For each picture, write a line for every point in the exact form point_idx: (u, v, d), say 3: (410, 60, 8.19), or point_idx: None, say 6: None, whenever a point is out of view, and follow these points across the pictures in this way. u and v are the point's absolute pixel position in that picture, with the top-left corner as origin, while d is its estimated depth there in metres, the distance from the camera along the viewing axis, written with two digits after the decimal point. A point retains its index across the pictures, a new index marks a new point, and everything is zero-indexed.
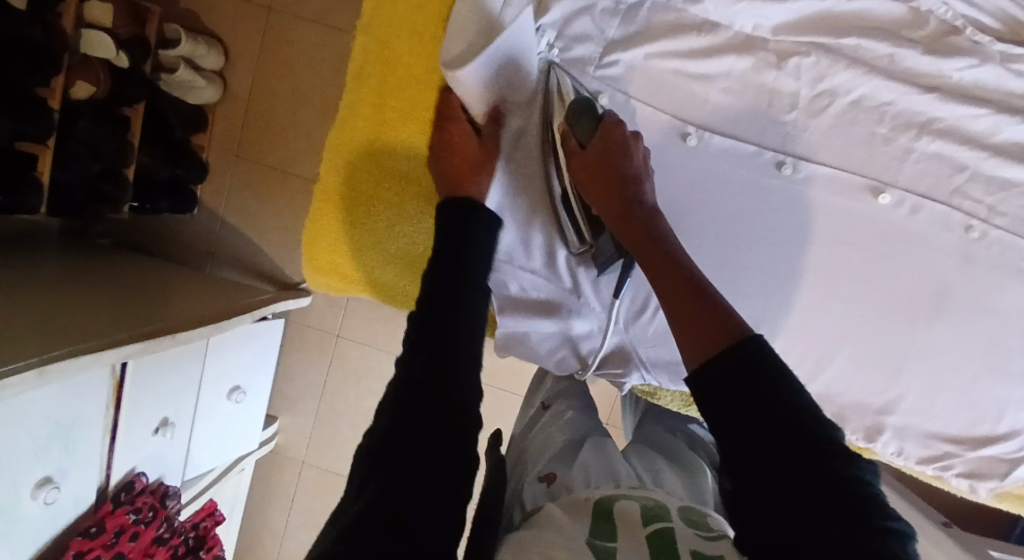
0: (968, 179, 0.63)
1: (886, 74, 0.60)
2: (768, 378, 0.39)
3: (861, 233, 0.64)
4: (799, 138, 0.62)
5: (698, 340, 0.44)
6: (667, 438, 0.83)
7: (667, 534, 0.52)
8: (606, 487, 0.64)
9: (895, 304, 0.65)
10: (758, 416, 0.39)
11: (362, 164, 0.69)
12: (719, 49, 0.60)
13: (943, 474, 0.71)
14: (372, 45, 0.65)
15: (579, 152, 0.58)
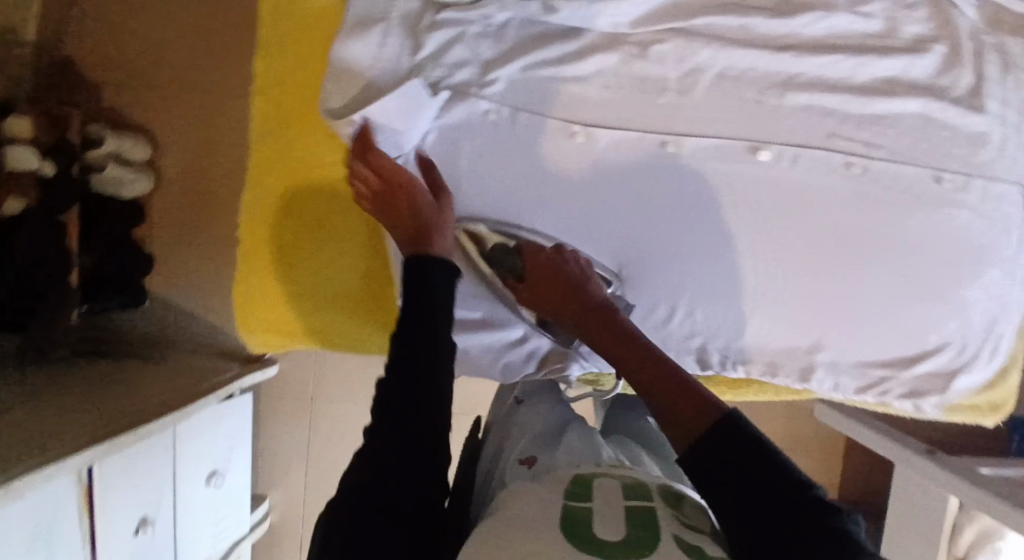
0: (840, 122, 0.67)
1: (742, 42, 0.65)
2: (756, 452, 0.45)
3: (754, 191, 0.69)
4: (677, 117, 0.67)
5: (675, 405, 0.52)
6: (636, 421, 0.83)
7: (649, 516, 0.52)
8: (583, 468, 0.65)
9: (799, 251, 0.70)
10: (752, 487, 0.44)
11: (275, 215, 0.72)
12: (587, 51, 0.66)
13: (885, 398, 0.76)
14: (265, 105, 0.70)
15: (520, 286, 0.71)
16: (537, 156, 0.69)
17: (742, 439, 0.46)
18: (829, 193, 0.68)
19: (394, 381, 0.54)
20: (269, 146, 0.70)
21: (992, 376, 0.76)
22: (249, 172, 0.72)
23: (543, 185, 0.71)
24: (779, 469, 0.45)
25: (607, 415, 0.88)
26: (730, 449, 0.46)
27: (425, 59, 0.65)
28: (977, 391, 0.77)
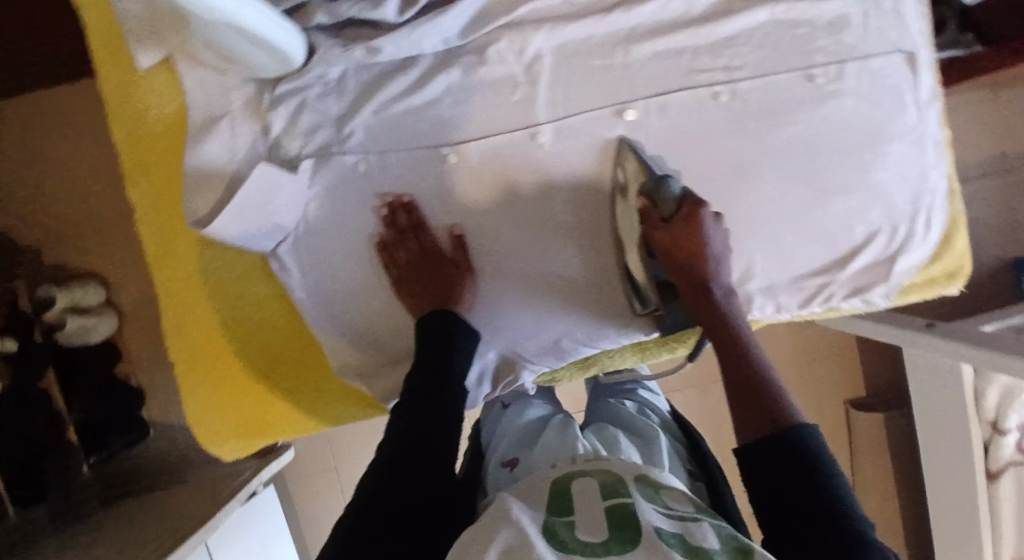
0: (694, 57, 0.67)
1: (570, 14, 0.65)
2: (809, 467, 0.50)
3: (631, 151, 0.68)
4: (536, 106, 0.67)
5: (746, 398, 0.57)
6: (616, 406, 0.86)
7: (628, 510, 0.54)
8: (562, 466, 0.66)
9: (698, 194, 0.69)
10: (797, 493, 0.49)
11: (195, 328, 0.71)
12: (429, 74, 0.65)
13: (831, 303, 0.76)
14: (153, 229, 0.70)
15: (661, 223, 0.62)
16: (416, 188, 0.68)
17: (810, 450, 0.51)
18: (709, 128, 0.68)
19: (408, 412, 0.60)
20: (170, 267, 0.70)
21: (940, 246, 0.74)
22: (161, 297, 0.71)
23: (433, 215, 0.69)
24: (832, 493, 0.49)
25: (590, 407, 0.90)
26: (791, 455, 0.51)
27: (282, 135, 0.65)
28: (929, 264, 0.74)
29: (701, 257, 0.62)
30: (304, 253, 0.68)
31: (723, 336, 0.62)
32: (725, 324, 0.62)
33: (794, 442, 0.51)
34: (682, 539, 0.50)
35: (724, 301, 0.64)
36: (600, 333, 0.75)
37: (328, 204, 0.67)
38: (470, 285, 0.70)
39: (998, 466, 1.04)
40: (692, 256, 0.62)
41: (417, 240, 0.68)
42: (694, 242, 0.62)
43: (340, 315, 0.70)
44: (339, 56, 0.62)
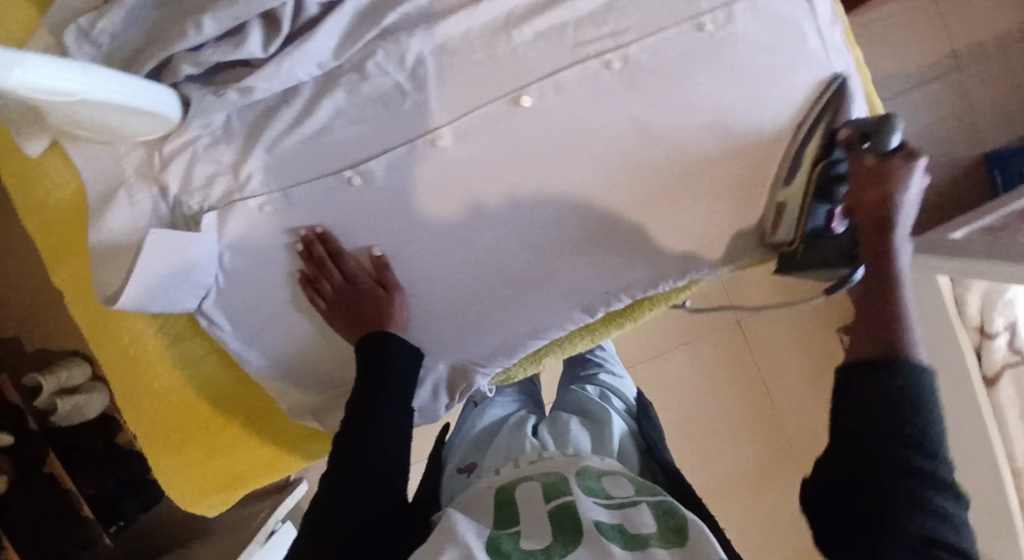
0: (577, 29, 0.65)
1: (444, 13, 0.64)
2: (900, 391, 0.50)
3: (535, 139, 0.67)
4: (430, 110, 0.66)
5: (868, 337, 0.55)
6: (580, 396, 1.00)
7: (570, 509, 0.63)
8: (510, 471, 0.76)
9: (618, 175, 0.69)
10: (879, 413, 0.50)
11: (146, 404, 0.70)
12: (313, 102, 0.64)
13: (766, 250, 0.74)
14: (83, 312, 0.69)
15: (868, 156, 0.58)
16: (329, 218, 0.67)
17: (909, 385, 0.50)
18: (608, 98, 0.66)
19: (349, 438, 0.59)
20: (108, 349, 0.69)
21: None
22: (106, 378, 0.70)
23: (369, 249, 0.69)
24: (914, 419, 0.49)
25: (559, 396, 1.03)
26: (883, 385, 0.50)
27: (182, 193, 0.65)
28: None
29: (888, 200, 0.58)
30: (230, 305, 0.68)
31: (883, 286, 0.57)
32: (889, 274, 0.58)
33: (899, 374, 0.50)
34: (622, 529, 0.60)
35: (898, 247, 0.59)
36: (553, 325, 0.77)
37: (241, 250, 0.66)
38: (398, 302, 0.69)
39: (994, 371, 1.00)
40: (886, 199, 0.58)
41: (332, 271, 0.67)
42: (887, 188, 0.58)
43: (280, 357, 0.71)
44: (217, 103, 0.62)
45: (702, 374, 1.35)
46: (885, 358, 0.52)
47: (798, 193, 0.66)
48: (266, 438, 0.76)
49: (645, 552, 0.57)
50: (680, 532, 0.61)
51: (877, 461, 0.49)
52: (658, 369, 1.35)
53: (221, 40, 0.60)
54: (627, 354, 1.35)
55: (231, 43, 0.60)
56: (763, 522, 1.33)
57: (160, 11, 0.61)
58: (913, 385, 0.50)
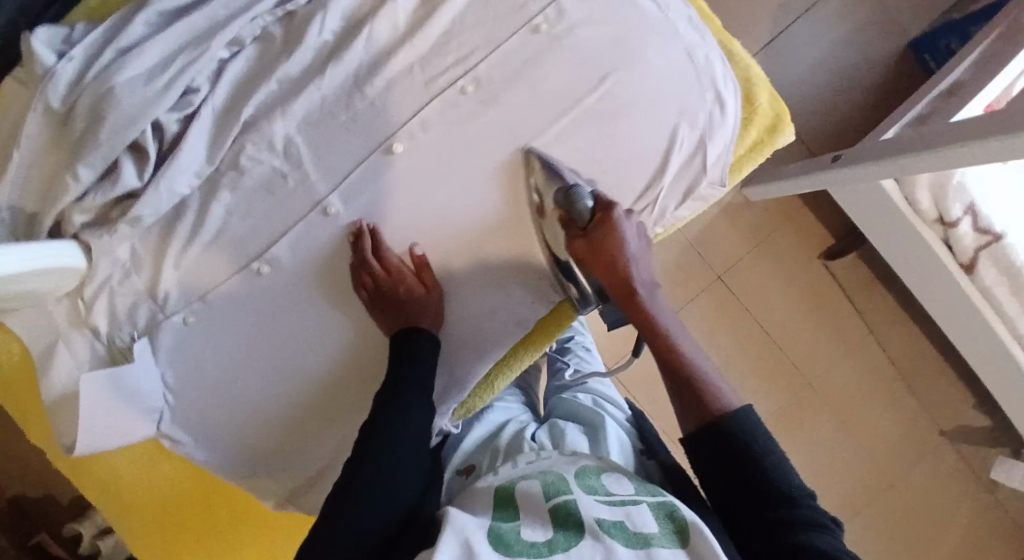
0: (423, 66, 0.67)
1: (295, 90, 0.66)
2: (744, 443, 0.57)
3: (417, 180, 0.70)
4: (314, 183, 0.69)
5: (695, 407, 0.61)
6: (573, 402, 0.94)
7: (573, 508, 0.57)
8: (509, 471, 0.69)
9: (505, 193, 0.72)
10: (737, 465, 0.57)
11: (137, 525, 0.74)
12: (204, 210, 0.67)
13: (671, 213, 0.77)
14: (57, 457, 0.73)
15: (582, 234, 0.66)
16: (248, 312, 0.70)
17: (744, 424, 0.58)
18: (470, 124, 0.68)
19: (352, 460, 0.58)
20: (86, 487, 0.72)
21: (746, 110, 0.74)
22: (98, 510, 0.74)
23: (291, 336, 0.72)
24: (762, 467, 0.56)
25: (548, 406, 0.99)
26: (727, 437, 0.58)
27: (112, 328, 0.69)
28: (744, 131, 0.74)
29: (618, 263, 0.63)
30: (185, 421, 0.71)
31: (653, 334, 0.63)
32: (654, 325, 0.63)
33: (730, 423, 0.58)
34: (623, 527, 0.54)
35: (650, 300, 0.64)
36: (495, 344, 0.78)
37: (178, 365, 0.69)
38: (435, 299, 0.71)
39: (969, 256, 0.98)
40: (612, 259, 0.63)
41: (376, 265, 0.69)
42: (612, 253, 0.63)
43: (246, 454, 0.73)
44: (114, 238, 0.66)
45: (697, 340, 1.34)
46: (710, 421, 0.59)
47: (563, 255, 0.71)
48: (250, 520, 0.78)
49: (648, 552, 0.51)
50: (683, 534, 0.55)
51: (750, 505, 0.56)
52: None
53: (100, 182, 0.65)
54: (620, 340, 1.33)
55: (109, 182, 0.64)
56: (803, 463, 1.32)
57: (43, 170, 0.65)
58: (749, 429, 0.58)
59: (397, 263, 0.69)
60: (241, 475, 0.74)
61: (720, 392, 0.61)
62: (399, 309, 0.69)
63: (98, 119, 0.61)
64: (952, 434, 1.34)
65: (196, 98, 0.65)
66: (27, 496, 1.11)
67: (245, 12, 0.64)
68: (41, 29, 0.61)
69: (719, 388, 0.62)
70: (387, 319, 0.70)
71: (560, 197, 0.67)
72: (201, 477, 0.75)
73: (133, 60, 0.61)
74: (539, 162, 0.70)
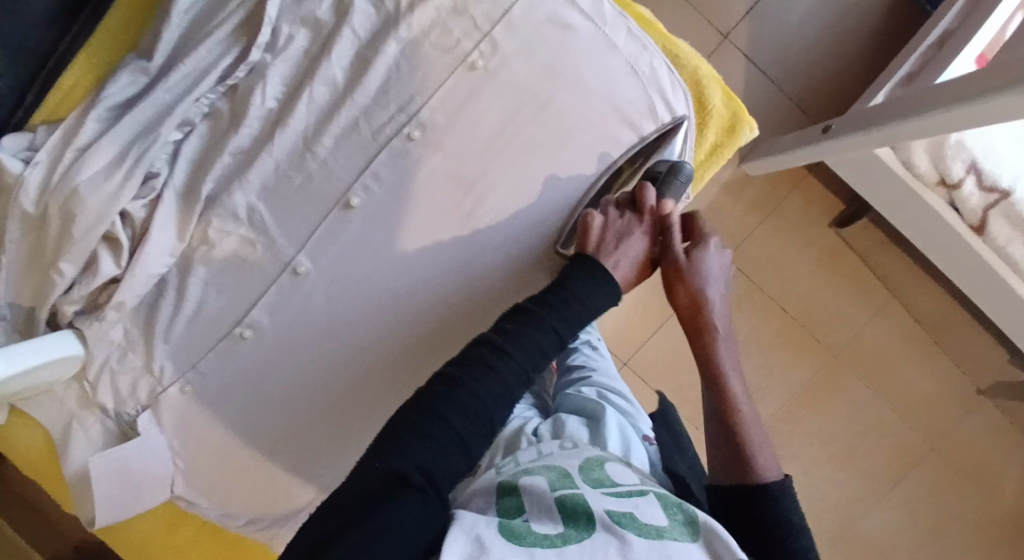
0: (367, 117, 0.67)
1: (249, 161, 0.68)
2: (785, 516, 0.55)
3: (378, 228, 0.71)
4: (281, 247, 0.71)
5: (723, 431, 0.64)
6: (576, 396, 0.93)
7: (583, 501, 0.55)
8: (513, 468, 0.68)
9: (469, 224, 0.71)
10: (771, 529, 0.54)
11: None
12: (182, 286, 0.70)
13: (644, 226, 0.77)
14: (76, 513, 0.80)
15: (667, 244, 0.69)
16: (241, 375, 0.73)
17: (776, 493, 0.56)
18: (422, 168, 0.69)
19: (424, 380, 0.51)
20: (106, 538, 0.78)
21: (698, 113, 0.75)
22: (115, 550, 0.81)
23: (285, 390, 0.74)
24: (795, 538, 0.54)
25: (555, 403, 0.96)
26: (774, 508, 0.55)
27: (117, 405, 0.73)
28: (703, 134, 0.75)
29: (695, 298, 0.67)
30: (194, 484, 0.75)
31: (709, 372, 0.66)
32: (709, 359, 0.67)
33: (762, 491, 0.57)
34: (634, 518, 0.54)
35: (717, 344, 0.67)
36: None
37: (179, 434, 0.73)
38: (625, 253, 0.65)
39: (978, 216, 0.93)
40: (689, 291, 0.68)
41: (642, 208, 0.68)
42: (693, 288, 0.67)
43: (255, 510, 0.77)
44: (104, 324, 0.70)
45: None
46: (740, 486, 0.58)
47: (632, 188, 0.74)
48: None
49: (662, 542, 0.51)
50: (693, 526, 0.56)
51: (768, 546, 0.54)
52: (671, 333, 1.31)
53: (83, 274, 0.69)
54: (635, 331, 1.31)
55: (90, 273, 0.68)
56: (835, 436, 1.28)
57: (29, 271, 0.70)
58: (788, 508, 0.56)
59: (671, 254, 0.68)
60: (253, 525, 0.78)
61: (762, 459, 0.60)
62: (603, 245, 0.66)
63: (68, 219, 0.65)
64: (990, 392, 1.27)
65: (157, 183, 0.68)
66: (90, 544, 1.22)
67: (187, 95, 0.66)
68: (4, 139, 0.66)
69: (762, 454, 0.60)
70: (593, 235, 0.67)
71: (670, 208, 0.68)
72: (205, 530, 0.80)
73: (91, 158, 0.65)
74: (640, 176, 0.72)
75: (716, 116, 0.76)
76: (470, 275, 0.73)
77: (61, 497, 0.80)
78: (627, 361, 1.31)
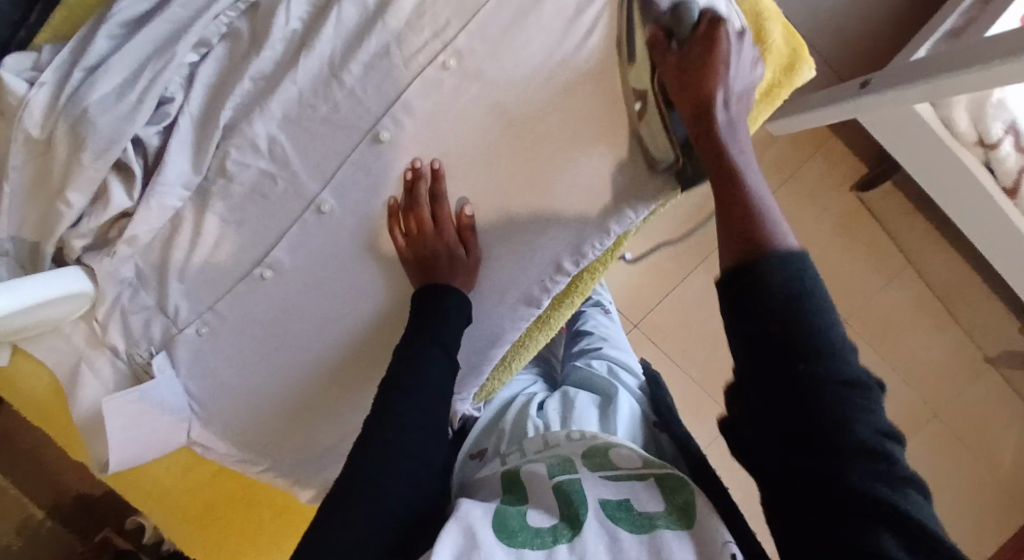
0: (400, 44, 0.62)
1: (270, 87, 0.63)
2: (799, 291, 0.44)
3: (410, 162, 0.67)
4: (305, 183, 0.66)
5: (730, 223, 0.51)
6: (586, 371, 0.95)
7: (575, 487, 0.60)
8: (517, 458, 0.73)
9: (498, 171, 0.68)
10: (779, 305, 0.44)
11: (160, 503, 0.78)
12: (198, 222, 0.66)
13: None
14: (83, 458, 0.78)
15: (671, 52, 0.59)
16: (260, 318, 0.70)
17: (794, 277, 0.45)
18: (456, 102, 0.65)
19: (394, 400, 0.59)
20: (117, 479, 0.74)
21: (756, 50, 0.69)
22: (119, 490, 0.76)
23: (304, 329, 0.71)
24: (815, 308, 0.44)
25: (564, 377, 0.98)
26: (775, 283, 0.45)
27: (129, 346, 0.69)
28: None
29: (711, 79, 0.57)
30: (212, 429, 0.73)
31: (715, 156, 0.56)
32: (716, 144, 0.56)
33: (779, 268, 0.45)
34: (629, 509, 0.57)
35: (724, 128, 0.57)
36: (507, 330, 0.77)
37: (196, 377, 0.71)
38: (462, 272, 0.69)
39: (1012, 178, 0.92)
40: (700, 75, 0.57)
41: (426, 212, 0.67)
42: (710, 60, 0.57)
43: (273, 462, 0.77)
44: (115, 260, 0.66)
45: None
46: (758, 253, 0.47)
47: (662, 140, 0.64)
48: (264, 510, 0.83)
49: (651, 535, 0.53)
50: (689, 509, 0.57)
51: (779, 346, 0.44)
52: (683, 296, 1.29)
53: (92, 206, 0.64)
54: (646, 296, 1.29)
55: (100, 205, 0.63)
56: None
57: (34, 203, 0.65)
58: (804, 283, 0.45)
59: (670, 51, 0.59)
60: (274, 471, 0.77)
61: (780, 231, 0.49)
62: (431, 272, 0.68)
63: (77, 144, 0.60)
64: (997, 360, 1.28)
65: (172, 109, 0.63)
66: (88, 493, 1.20)
67: (206, 11, 0.61)
68: (7, 58, 0.61)
69: (774, 220, 0.49)
70: (417, 256, 0.68)
71: (665, 17, 0.60)
72: (224, 472, 0.79)
73: (100, 78, 0.59)
74: (636, 5, 0.60)
75: (775, 53, 0.71)
76: (492, 229, 0.70)
77: (65, 441, 0.78)
78: (637, 324, 1.29)
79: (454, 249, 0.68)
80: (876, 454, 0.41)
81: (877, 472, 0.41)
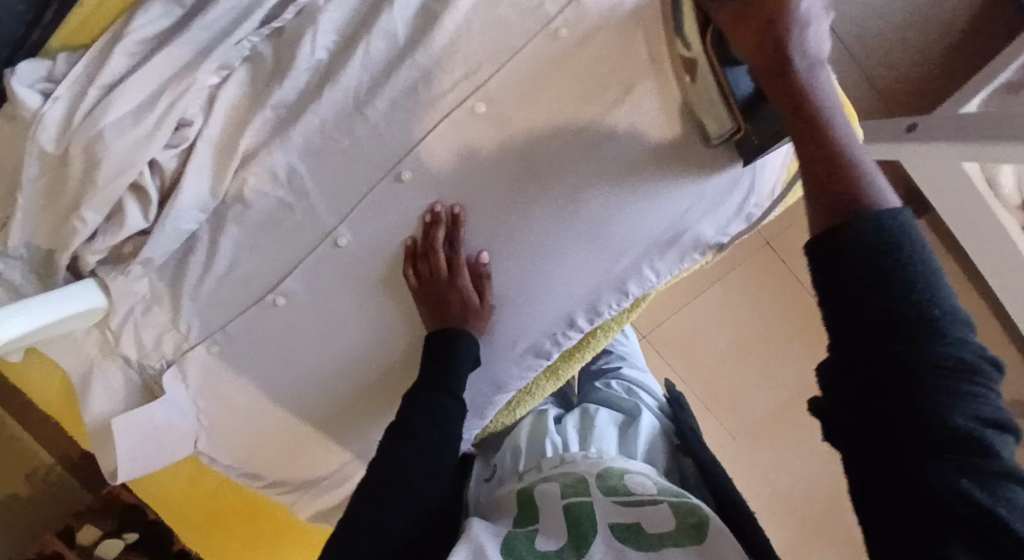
0: (429, 84, 0.59)
1: (292, 117, 0.61)
2: (892, 251, 0.41)
3: (430, 202, 0.65)
4: (321, 214, 0.65)
5: (824, 202, 0.45)
6: (600, 393, 0.95)
7: (588, 511, 0.60)
8: (533, 477, 0.74)
9: (518, 223, 0.66)
10: (874, 277, 0.40)
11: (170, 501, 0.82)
12: (213, 244, 0.66)
13: (723, 232, 0.70)
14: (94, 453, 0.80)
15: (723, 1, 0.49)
16: (271, 342, 0.70)
17: (896, 232, 0.41)
18: (483, 146, 0.62)
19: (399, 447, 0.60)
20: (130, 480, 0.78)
21: None
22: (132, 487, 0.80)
23: (311, 359, 0.71)
24: (910, 277, 0.40)
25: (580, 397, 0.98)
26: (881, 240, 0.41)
27: (141, 357, 0.70)
28: None
29: (779, 23, 0.47)
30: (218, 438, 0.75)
31: (799, 119, 0.48)
32: (800, 100, 0.48)
33: (874, 232, 0.41)
34: (637, 531, 0.57)
35: (807, 75, 0.48)
36: (516, 377, 0.77)
37: (202, 395, 0.72)
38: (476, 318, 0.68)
39: None
40: (761, 22, 0.47)
41: (440, 257, 0.65)
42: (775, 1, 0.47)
43: (280, 472, 0.78)
44: (129, 278, 0.65)
45: (739, 306, 1.28)
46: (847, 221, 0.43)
47: (712, 102, 0.57)
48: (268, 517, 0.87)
49: (659, 552, 0.53)
50: (701, 528, 0.57)
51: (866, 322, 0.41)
52: (695, 312, 1.29)
53: (107, 222, 0.63)
54: (658, 309, 1.29)
55: (115, 223, 0.62)
56: None
57: (48, 214, 0.64)
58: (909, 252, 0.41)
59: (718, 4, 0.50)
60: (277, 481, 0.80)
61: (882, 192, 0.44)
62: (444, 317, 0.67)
63: (92, 165, 0.59)
64: None
65: (191, 133, 0.61)
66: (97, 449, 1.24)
67: (229, 36, 0.58)
68: (20, 64, 0.58)
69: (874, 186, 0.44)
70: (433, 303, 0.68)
71: None
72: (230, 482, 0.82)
73: (117, 100, 0.57)
74: None
75: None
76: (512, 275, 0.69)
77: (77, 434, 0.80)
78: (646, 336, 1.29)
79: (471, 296, 0.67)
80: (974, 444, 0.37)
81: (967, 466, 0.36)
